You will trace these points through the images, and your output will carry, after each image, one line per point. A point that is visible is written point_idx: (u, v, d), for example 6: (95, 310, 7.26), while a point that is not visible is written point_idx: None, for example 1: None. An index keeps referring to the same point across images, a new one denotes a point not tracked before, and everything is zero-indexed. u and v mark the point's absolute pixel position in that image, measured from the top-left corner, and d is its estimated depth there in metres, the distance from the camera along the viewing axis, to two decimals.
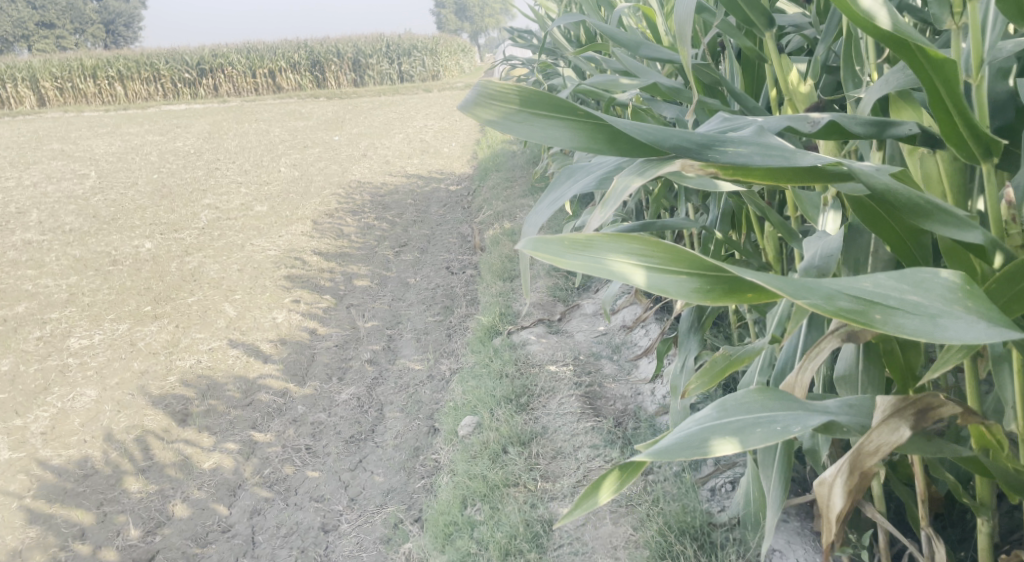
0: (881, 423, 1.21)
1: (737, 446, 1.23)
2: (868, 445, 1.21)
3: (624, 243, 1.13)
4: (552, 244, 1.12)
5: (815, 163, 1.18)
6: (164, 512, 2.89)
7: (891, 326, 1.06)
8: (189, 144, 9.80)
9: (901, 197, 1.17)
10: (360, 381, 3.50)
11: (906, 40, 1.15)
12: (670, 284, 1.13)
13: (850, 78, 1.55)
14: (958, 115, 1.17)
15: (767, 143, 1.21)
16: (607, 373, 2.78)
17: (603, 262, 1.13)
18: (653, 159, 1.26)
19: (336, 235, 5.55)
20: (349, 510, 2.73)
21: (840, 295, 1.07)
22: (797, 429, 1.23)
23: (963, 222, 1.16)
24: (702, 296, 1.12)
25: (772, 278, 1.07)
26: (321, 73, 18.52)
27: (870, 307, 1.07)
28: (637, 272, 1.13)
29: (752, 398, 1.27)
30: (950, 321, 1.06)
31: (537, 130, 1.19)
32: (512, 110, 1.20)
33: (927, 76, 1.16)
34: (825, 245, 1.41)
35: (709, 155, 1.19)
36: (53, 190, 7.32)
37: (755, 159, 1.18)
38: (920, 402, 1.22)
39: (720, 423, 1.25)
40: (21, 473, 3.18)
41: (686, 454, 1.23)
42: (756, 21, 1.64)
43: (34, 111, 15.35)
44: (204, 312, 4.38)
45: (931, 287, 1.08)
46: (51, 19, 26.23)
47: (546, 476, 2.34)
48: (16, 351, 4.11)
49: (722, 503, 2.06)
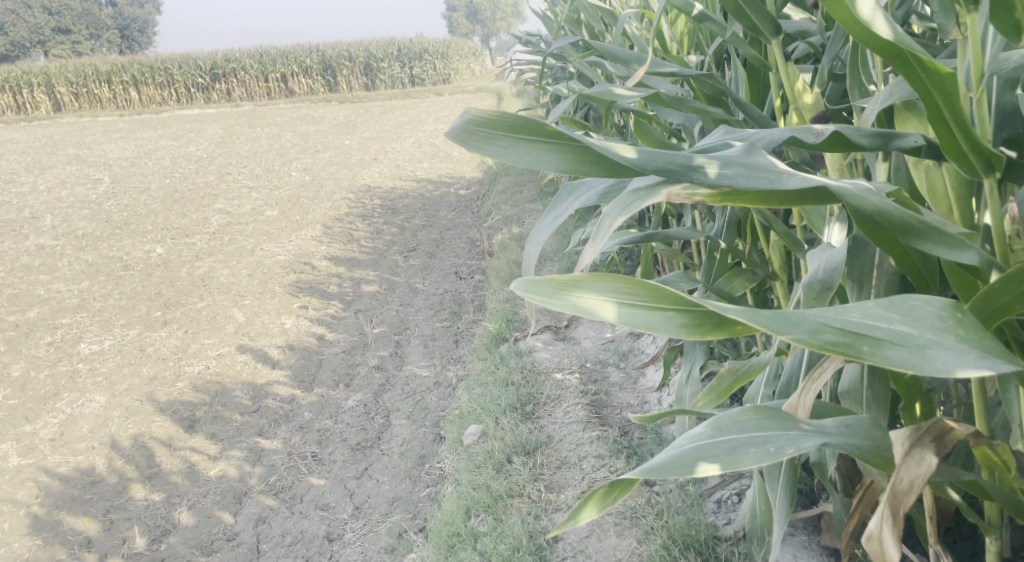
0: (906, 458, 1.20)
1: (728, 465, 1.21)
2: (900, 481, 1.18)
3: (609, 282, 1.17)
4: (542, 285, 1.17)
5: (800, 185, 1.16)
6: (170, 520, 2.88)
7: (879, 357, 1.07)
8: (202, 148, 9.83)
9: (891, 217, 1.16)
10: (366, 387, 3.48)
11: (905, 51, 1.13)
12: (657, 321, 1.16)
13: (856, 87, 1.51)
14: (959, 131, 1.15)
15: (753, 163, 1.20)
16: (614, 381, 2.76)
17: (591, 300, 1.17)
18: (640, 191, 1.27)
19: (346, 240, 5.55)
20: (354, 519, 2.71)
21: (825, 327, 1.08)
22: (790, 451, 1.20)
23: (957, 242, 1.15)
24: (689, 331, 1.16)
25: (756, 312, 1.08)
26: (333, 77, 18.57)
27: (857, 338, 1.08)
28: (619, 308, 1.16)
29: (746, 417, 1.25)
30: (938, 352, 1.07)
31: (522, 156, 1.21)
32: (499, 136, 1.22)
33: (925, 88, 1.15)
34: (829, 258, 1.40)
35: (693, 178, 1.18)
36: (67, 195, 7.36)
37: (739, 181, 1.18)
38: (934, 429, 1.22)
39: (713, 441, 1.23)
40: (29, 480, 3.18)
41: (676, 473, 1.21)
42: (763, 29, 1.60)
43: (50, 116, 15.46)
44: (213, 318, 4.38)
45: (920, 316, 1.10)
46: (67, 25, 26.42)
47: (551, 486, 2.32)
48: (27, 357, 4.12)
49: (728, 516, 2.05)
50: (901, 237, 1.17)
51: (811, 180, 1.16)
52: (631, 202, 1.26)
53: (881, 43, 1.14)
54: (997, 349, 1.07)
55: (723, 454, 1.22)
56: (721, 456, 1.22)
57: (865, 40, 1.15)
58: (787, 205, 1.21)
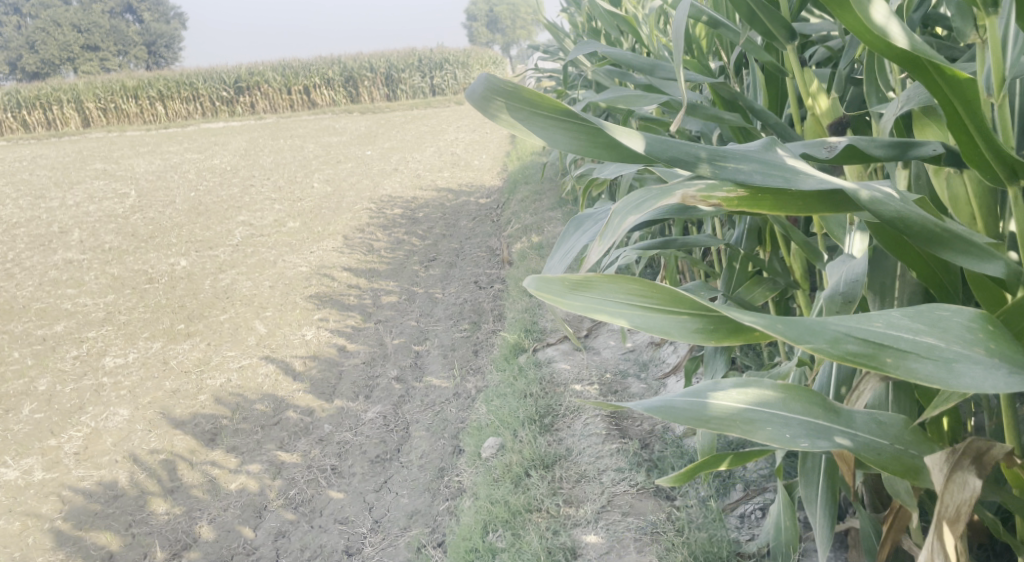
0: (948, 484, 1.15)
1: (744, 433, 1.21)
2: (946, 510, 1.14)
3: (623, 283, 1.11)
4: (552, 283, 1.12)
5: (817, 187, 1.12)
6: (191, 534, 2.86)
7: (902, 369, 1.03)
8: (226, 161, 9.88)
9: (914, 223, 1.12)
10: (386, 399, 3.46)
11: (920, 58, 1.09)
12: (672, 325, 1.12)
13: (873, 93, 1.46)
14: (978, 133, 1.10)
15: (771, 161, 1.16)
16: (634, 392, 2.73)
17: (603, 303, 1.12)
18: (651, 192, 1.22)
19: (366, 250, 5.54)
20: (373, 533, 2.68)
21: (846, 337, 1.04)
22: (805, 443, 1.20)
23: (982, 251, 1.11)
24: (703, 335, 1.11)
25: (776, 319, 1.04)
26: (355, 89, 18.68)
27: (880, 350, 1.04)
28: (639, 313, 1.11)
29: (775, 392, 1.24)
30: (967, 366, 1.03)
31: (537, 130, 1.15)
32: (515, 106, 1.15)
33: (943, 94, 1.10)
34: (849, 270, 1.35)
35: (709, 169, 1.14)
36: (94, 209, 7.42)
37: (755, 176, 1.14)
38: (972, 449, 1.16)
39: (735, 407, 1.23)
40: (54, 494, 3.18)
41: (692, 421, 1.22)
42: (778, 35, 1.54)
43: (78, 132, 15.65)
44: (235, 330, 4.39)
45: (948, 327, 1.05)
46: (95, 42, 26.79)
47: (569, 501, 2.28)
48: (53, 371, 4.14)
49: (751, 531, 2.00)
50: (927, 245, 1.12)
51: (829, 182, 1.12)
52: (644, 202, 1.22)
53: (895, 49, 1.10)
54: None
55: (740, 422, 1.22)
56: (739, 423, 1.22)
57: (881, 48, 1.11)
58: (805, 214, 1.16)
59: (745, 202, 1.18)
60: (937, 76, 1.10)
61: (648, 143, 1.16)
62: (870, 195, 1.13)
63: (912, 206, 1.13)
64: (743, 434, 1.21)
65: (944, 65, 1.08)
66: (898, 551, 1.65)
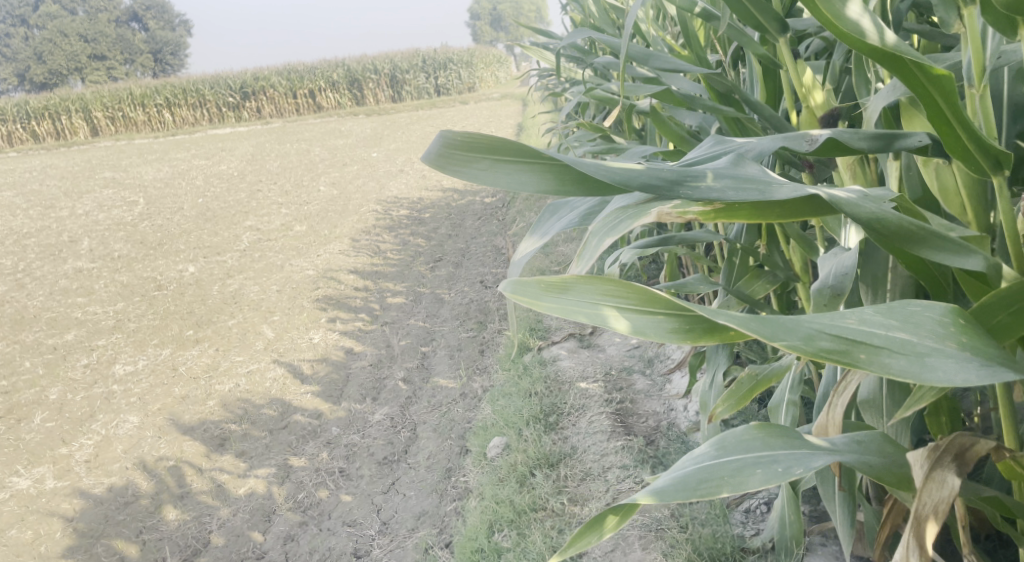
0: (927, 482, 1.16)
1: (734, 487, 1.18)
2: (922, 507, 1.15)
3: (598, 284, 1.12)
4: (530, 286, 1.13)
5: (791, 194, 1.12)
6: (201, 539, 2.87)
7: (876, 365, 1.03)
8: (233, 167, 9.92)
9: (890, 223, 1.12)
10: (393, 401, 3.47)
11: (900, 55, 1.08)
12: (647, 324, 1.12)
13: (863, 85, 1.45)
14: (960, 127, 1.10)
15: (742, 175, 1.16)
16: (640, 389, 2.73)
17: (578, 304, 1.13)
18: (628, 212, 1.25)
19: (373, 252, 5.55)
20: (381, 535, 2.69)
21: (819, 334, 1.04)
22: (799, 471, 1.18)
23: (960, 248, 1.11)
24: (678, 336, 1.12)
25: (749, 317, 1.03)
26: (360, 91, 18.75)
27: (854, 346, 1.03)
28: (614, 315, 1.12)
29: (752, 435, 1.23)
30: (939, 360, 1.02)
31: (502, 176, 1.13)
32: (476, 157, 1.13)
33: (921, 87, 1.10)
34: (838, 263, 1.35)
35: (681, 191, 1.14)
36: (104, 218, 7.46)
37: (727, 193, 1.14)
38: (953, 446, 1.18)
39: (718, 462, 1.21)
40: (65, 501, 3.19)
41: (682, 495, 1.18)
42: (769, 27, 1.54)
43: (87, 141, 15.71)
44: (244, 334, 4.41)
45: (920, 323, 1.05)
46: (102, 52, 26.97)
47: (575, 499, 2.29)
48: (64, 380, 4.16)
49: (756, 526, 2.00)
50: (904, 244, 1.12)
51: (803, 190, 1.12)
52: (619, 222, 1.25)
53: (872, 49, 1.09)
54: (1000, 357, 1.03)
55: (728, 476, 1.19)
56: (727, 478, 1.19)
57: (857, 46, 1.10)
58: (786, 220, 1.16)
59: (723, 213, 1.19)
60: (913, 69, 1.09)
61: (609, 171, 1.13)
62: (844, 198, 1.12)
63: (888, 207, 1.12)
64: (736, 487, 1.18)
65: (920, 59, 1.08)
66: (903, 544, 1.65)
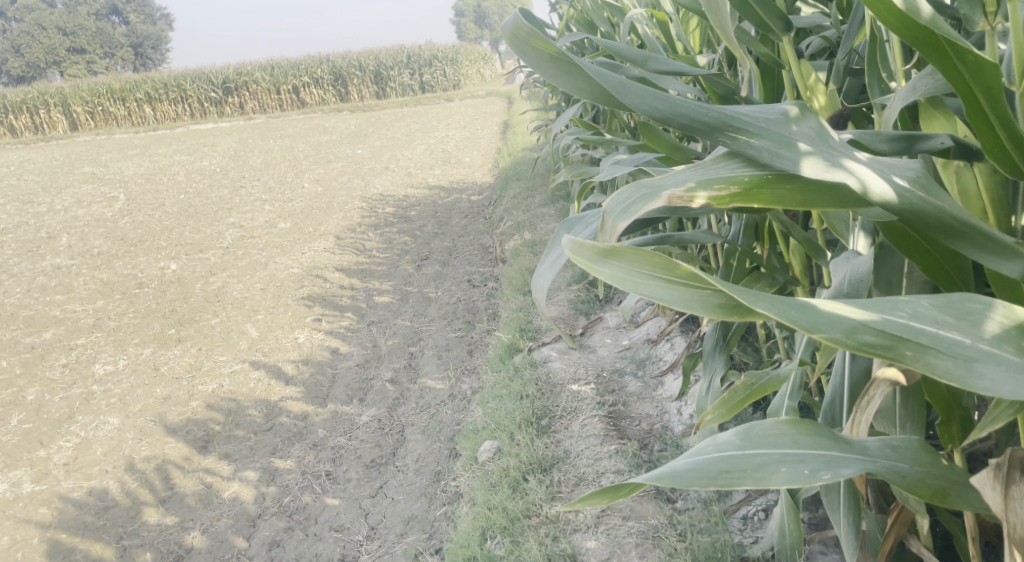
0: (1010, 503, 1.13)
1: (756, 482, 1.16)
2: (1015, 530, 1.13)
3: (648, 256, 1.13)
4: (586, 251, 1.15)
5: (818, 174, 1.12)
6: (183, 545, 2.80)
7: (921, 363, 1.04)
8: (215, 163, 9.81)
9: (925, 215, 1.12)
10: (380, 402, 3.41)
11: (943, 41, 1.08)
12: (694, 299, 1.13)
13: (874, 84, 1.41)
14: (1001, 131, 1.10)
15: (784, 138, 1.16)
16: (632, 391, 2.70)
17: (630, 274, 1.14)
18: (639, 192, 1.19)
19: (358, 251, 5.48)
20: (369, 540, 2.64)
21: (863, 328, 1.05)
22: (826, 475, 1.16)
23: (1003, 248, 1.11)
24: (723, 311, 1.12)
25: (793, 305, 1.05)
26: (344, 87, 18.65)
27: (899, 342, 1.05)
28: (661, 286, 1.13)
29: (781, 431, 1.20)
30: (987, 367, 1.03)
31: (561, 77, 1.25)
32: (540, 51, 1.25)
33: (962, 79, 1.09)
34: (853, 268, 1.31)
35: (721, 138, 1.15)
36: (83, 213, 7.35)
37: (763, 155, 1.15)
38: (1018, 460, 1.14)
39: (743, 455, 1.19)
40: (43, 506, 3.12)
41: (702, 483, 1.17)
42: (772, 26, 1.48)
43: (65, 135, 15.53)
44: (227, 333, 4.33)
45: (977, 322, 1.06)
46: (82, 45, 26.76)
47: (569, 505, 2.24)
48: (42, 380, 4.07)
49: (755, 534, 1.97)
50: (940, 237, 1.13)
51: (831, 173, 1.12)
52: (633, 203, 1.19)
53: (917, 33, 1.09)
54: None
55: (750, 469, 1.17)
56: (749, 471, 1.17)
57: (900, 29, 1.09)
58: (796, 210, 1.16)
59: (737, 197, 1.17)
60: (956, 62, 1.09)
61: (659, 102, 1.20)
62: (875, 189, 1.12)
63: (926, 199, 1.13)
64: (758, 482, 1.16)
65: (965, 48, 1.07)
66: (908, 552, 1.62)
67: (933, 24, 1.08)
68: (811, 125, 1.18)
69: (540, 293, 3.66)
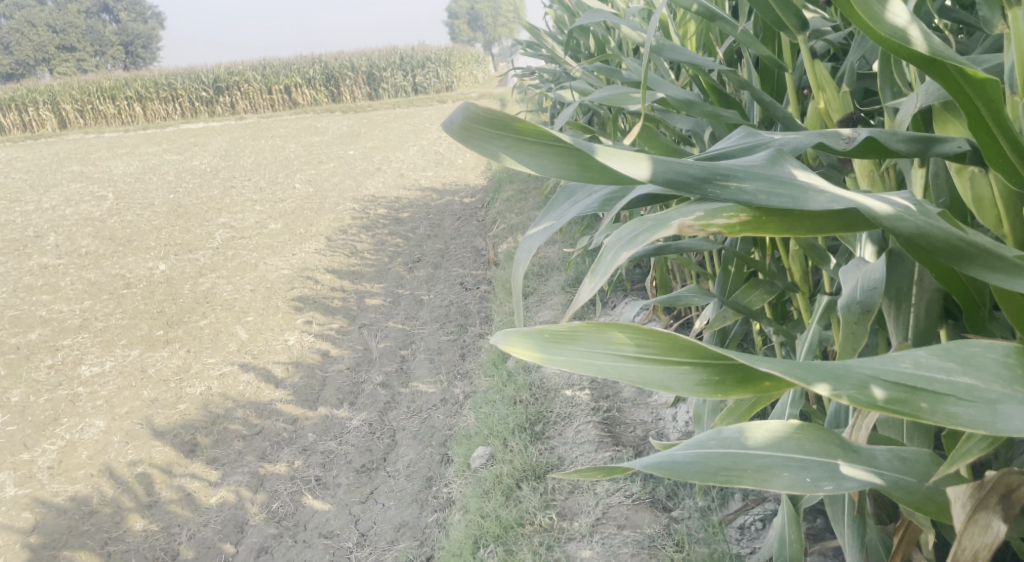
0: (968, 526, 1.09)
1: (757, 483, 1.14)
2: (963, 553, 1.09)
3: (613, 332, 1.06)
4: (530, 337, 1.06)
5: (826, 207, 1.06)
6: (170, 551, 2.76)
7: (940, 414, 0.99)
8: (206, 163, 9.74)
9: (936, 239, 1.07)
10: (371, 406, 3.37)
11: (942, 60, 1.05)
12: (671, 377, 1.05)
13: (887, 86, 1.39)
14: (1009, 148, 1.07)
15: (778, 178, 1.10)
16: (626, 397, 2.66)
17: (591, 355, 1.06)
18: (645, 224, 1.15)
19: (350, 252, 5.43)
20: (359, 547, 2.59)
21: (874, 383, 1.00)
22: (829, 485, 1.14)
23: (1014, 267, 1.06)
24: (706, 389, 1.04)
25: (793, 365, 1.00)
26: (336, 88, 18.58)
27: (913, 394, 1.00)
28: (633, 366, 1.06)
29: (789, 434, 1.15)
30: (1012, 408, 0.98)
31: (525, 159, 1.10)
32: (499, 135, 1.10)
33: (964, 94, 1.07)
34: (866, 276, 1.28)
35: (709, 190, 1.09)
36: (70, 212, 7.28)
37: (759, 198, 1.08)
38: (1000, 486, 1.09)
39: (745, 453, 1.15)
40: (26, 511, 3.06)
41: (702, 477, 1.14)
42: (788, 23, 1.45)
43: (54, 134, 15.42)
44: (217, 335, 4.28)
45: (983, 366, 1.01)
46: (72, 43, 26.65)
47: (564, 514, 2.20)
48: (27, 381, 4.01)
49: (752, 545, 1.93)
50: (951, 261, 1.07)
51: (839, 201, 1.06)
52: (639, 235, 1.14)
53: (914, 55, 1.06)
54: None
55: (753, 471, 1.14)
56: (751, 471, 1.14)
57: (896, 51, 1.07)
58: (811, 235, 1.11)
59: (749, 225, 1.12)
60: (958, 76, 1.06)
61: (649, 167, 1.08)
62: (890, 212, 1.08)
63: (934, 221, 1.08)
64: (758, 483, 1.14)
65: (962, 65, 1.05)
66: None
67: (930, 50, 1.05)
68: (793, 166, 1.12)
69: (534, 297, 3.63)
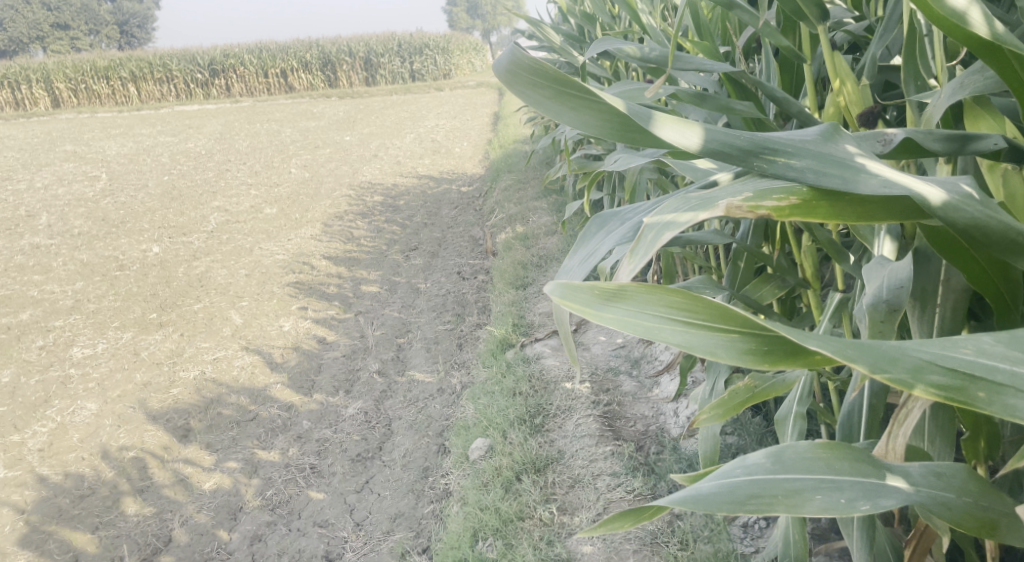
0: None
1: (788, 509, 1.09)
2: None
3: (662, 296, 1.05)
4: (581, 293, 1.05)
5: (879, 190, 1.06)
6: (162, 537, 2.72)
7: (996, 405, 0.98)
8: (200, 145, 9.68)
9: (992, 232, 1.08)
10: (367, 395, 3.33)
11: (1008, 47, 1.05)
12: (718, 345, 1.05)
13: (910, 80, 1.34)
14: None
15: (829, 156, 1.09)
16: (626, 391, 2.64)
17: (641, 316, 1.05)
18: (690, 205, 1.12)
19: (345, 239, 5.39)
20: (354, 537, 2.56)
21: (929, 367, 0.98)
22: (864, 506, 1.09)
23: None
24: (752, 358, 1.04)
25: (848, 344, 0.98)
26: (333, 73, 18.41)
27: (970, 382, 0.98)
28: (679, 331, 1.04)
29: (816, 454, 1.13)
30: None
31: (566, 113, 1.11)
32: (541, 86, 1.11)
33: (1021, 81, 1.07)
34: (892, 275, 1.25)
35: (755, 163, 1.09)
36: (63, 192, 7.21)
37: (807, 175, 1.07)
38: None
39: (773, 478, 1.11)
40: (16, 492, 3.01)
41: (728, 507, 1.09)
42: (808, 13, 1.41)
43: (47, 112, 15.32)
44: (210, 320, 4.23)
45: None
46: (67, 20, 26.50)
47: (564, 509, 2.18)
48: (18, 361, 3.96)
49: (756, 544, 1.91)
50: (1004, 254, 1.08)
51: (893, 186, 1.06)
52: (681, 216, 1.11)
53: (979, 40, 1.05)
54: None
55: (783, 496, 1.10)
56: (781, 498, 1.10)
57: (958, 35, 1.05)
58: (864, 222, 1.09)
59: (799, 210, 1.09)
60: (1015, 64, 1.07)
61: (700, 137, 1.11)
62: (946, 199, 1.07)
63: (994, 213, 1.08)
64: (790, 510, 1.09)
65: None
66: None
67: (996, 36, 1.05)
68: (851, 143, 1.11)
69: (533, 289, 3.60)
